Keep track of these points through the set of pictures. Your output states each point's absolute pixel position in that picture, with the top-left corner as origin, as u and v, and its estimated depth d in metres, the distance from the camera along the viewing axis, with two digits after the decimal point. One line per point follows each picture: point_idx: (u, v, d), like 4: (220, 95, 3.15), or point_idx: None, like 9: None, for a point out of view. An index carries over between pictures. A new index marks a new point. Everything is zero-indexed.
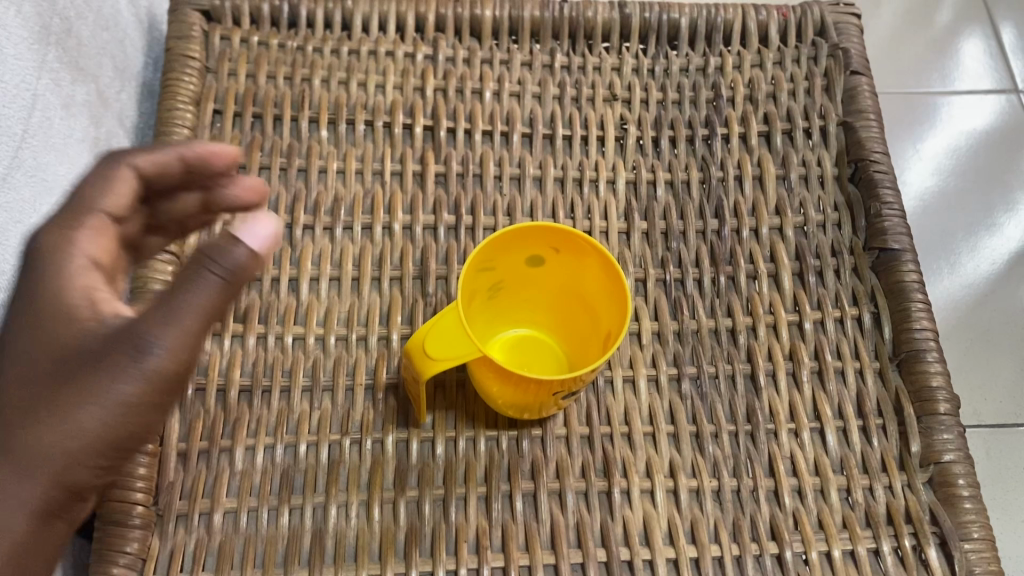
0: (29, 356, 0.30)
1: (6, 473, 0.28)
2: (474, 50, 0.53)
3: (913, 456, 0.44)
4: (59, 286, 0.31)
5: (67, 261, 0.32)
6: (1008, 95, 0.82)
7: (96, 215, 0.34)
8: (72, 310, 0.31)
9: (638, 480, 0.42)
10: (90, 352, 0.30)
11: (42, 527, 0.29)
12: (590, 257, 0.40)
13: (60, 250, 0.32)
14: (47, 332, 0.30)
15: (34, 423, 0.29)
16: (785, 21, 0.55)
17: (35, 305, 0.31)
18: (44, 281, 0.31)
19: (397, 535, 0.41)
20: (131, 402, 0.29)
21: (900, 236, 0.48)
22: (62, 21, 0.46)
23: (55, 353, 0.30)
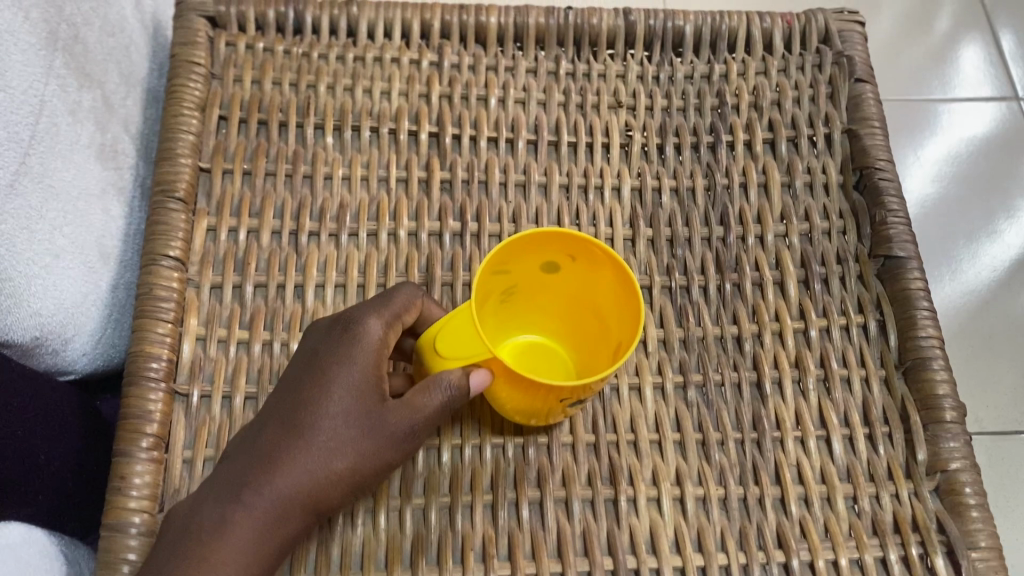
0: (307, 415, 0.37)
1: (260, 479, 0.36)
2: (479, 57, 0.53)
3: (920, 464, 0.44)
4: (348, 361, 0.38)
5: (358, 343, 0.38)
6: (1009, 102, 0.82)
7: (388, 316, 0.39)
8: (350, 387, 0.37)
9: (644, 488, 0.42)
10: (356, 416, 0.37)
11: (290, 546, 0.37)
12: (604, 265, 0.40)
13: (361, 331, 0.38)
14: (325, 399, 0.37)
15: (304, 469, 0.36)
16: (789, 29, 0.55)
17: (327, 371, 0.38)
18: (333, 358, 0.38)
19: (404, 543, 0.40)
20: (377, 472, 0.37)
21: (905, 243, 0.48)
22: (69, 27, 0.46)
23: (342, 415, 0.37)
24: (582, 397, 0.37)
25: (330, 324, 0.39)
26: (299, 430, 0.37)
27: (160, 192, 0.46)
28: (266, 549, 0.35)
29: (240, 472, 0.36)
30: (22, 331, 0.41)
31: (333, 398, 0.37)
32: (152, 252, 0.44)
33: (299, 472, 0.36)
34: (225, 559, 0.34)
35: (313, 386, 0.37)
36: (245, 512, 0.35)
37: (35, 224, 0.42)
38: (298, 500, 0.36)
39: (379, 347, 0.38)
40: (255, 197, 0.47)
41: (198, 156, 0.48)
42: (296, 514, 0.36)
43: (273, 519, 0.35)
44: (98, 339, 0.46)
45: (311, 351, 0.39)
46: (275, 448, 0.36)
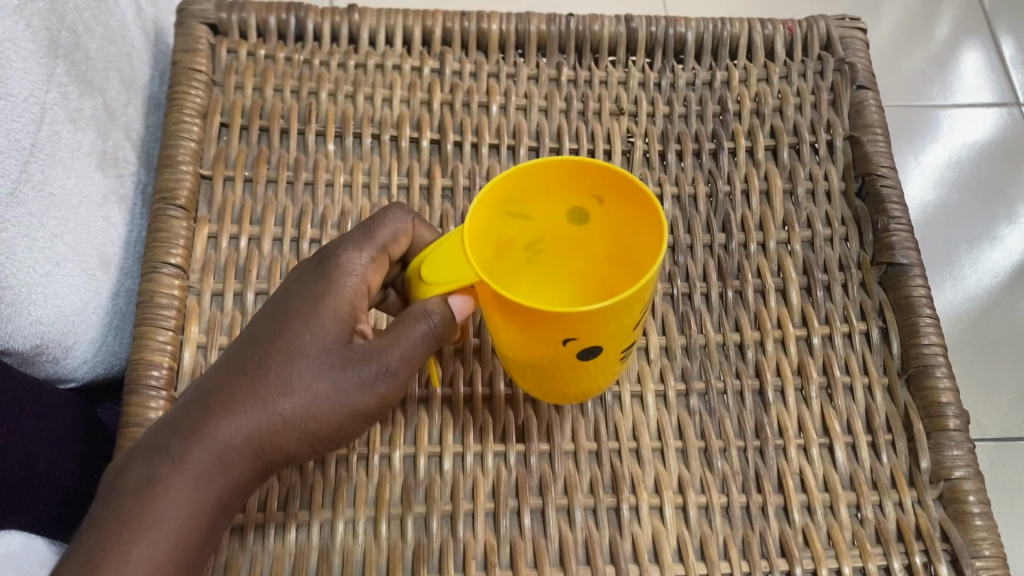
0: (269, 355, 0.37)
1: (215, 418, 0.35)
2: (481, 64, 0.53)
3: (923, 472, 0.44)
4: (318, 299, 0.37)
5: (334, 278, 0.38)
6: (1010, 108, 0.82)
7: (372, 252, 0.39)
8: (319, 324, 0.37)
9: (646, 496, 0.42)
10: (320, 355, 0.37)
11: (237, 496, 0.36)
12: (634, 204, 0.36)
13: (337, 266, 0.38)
14: (291, 337, 0.37)
15: (258, 411, 0.36)
16: (792, 36, 0.55)
17: (298, 309, 0.37)
18: (309, 296, 0.37)
19: (405, 552, 0.40)
20: (338, 416, 0.36)
21: (907, 250, 0.48)
22: (70, 34, 0.46)
23: (306, 352, 0.36)
24: (586, 340, 0.34)
25: (309, 262, 0.39)
26: (256, 372, 0.36)
27: (161, 199, 0.46)
28: (209, 497, 0.35)
29: (189, 415, 0.35)
30: (23, 339, 0.41)
31: (299, 335, 0.37)
32: (152, 259, 0.44)
33: (251, 415, 0.35)
34: (163, 506, 0.34)
35: (281, 324, 0.37)
36: (189, 457, 0.34)
37: (36, 232, 0.42)
38: (250, 444, 0.35)
39: (355, 284, 0.38)
40: (256, 204, 0.47)
41: (200, 163, 0.48)
42: (245, 459, 0.35)
43: (223, 459, 0.35)
44: (99, 346, 0.46)
45: (286, 288, 0.39)
46: (228, 390, 0.36)
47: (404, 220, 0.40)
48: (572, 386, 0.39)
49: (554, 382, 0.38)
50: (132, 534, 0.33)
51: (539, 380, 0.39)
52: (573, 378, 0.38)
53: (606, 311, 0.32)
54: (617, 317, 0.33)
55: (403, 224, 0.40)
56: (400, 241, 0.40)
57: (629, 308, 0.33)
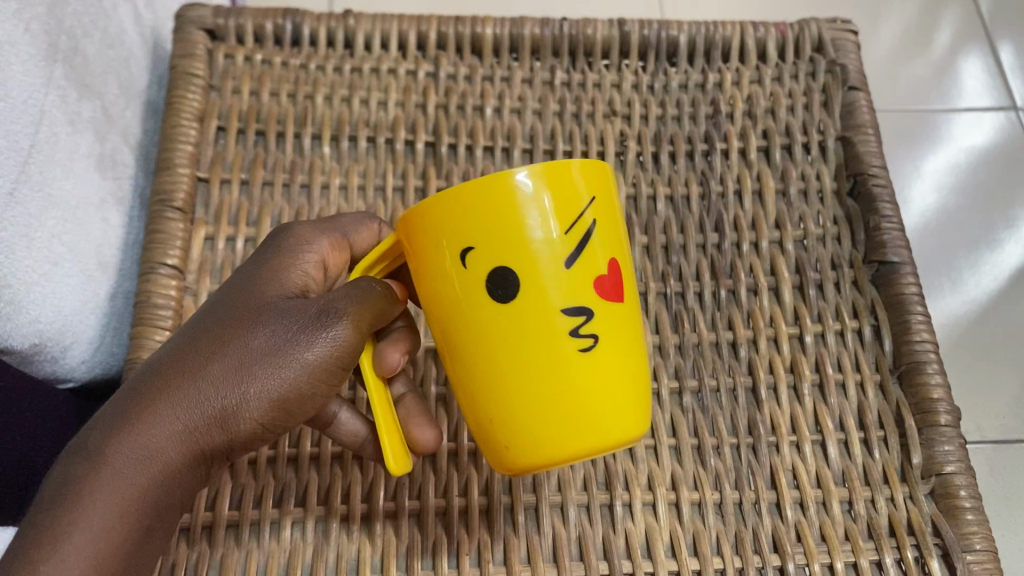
0: (212, 330, 0.34)
1: (152, 403, 0.32)
2: (475, 68, 0.54)
3: (915, 467, 0.44)
4: (276, 275, 0.36)
5: (291, 257, 0.37)
6: (1006, 112, 0.83)
7: (326, 237, 0.39)
8: (272, 293, 0.35)
9: (640, 493, 0.42)
10: (268, 324, 0.34)
11: (175, 488, 0.33)
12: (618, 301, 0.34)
13: (297, 248, 0.37)
14: (238, 310, 0.34)
15: (191, 391, 0.33)
16: (783, 38, 0.56)
17: (253, 283, 0.36)
18: (258, 274, 0.36)
19: (399, 548, 0.40)
20: (283, 383, 0.33)
21: (899, 249, 0.49)
22: (69, 38, 0.46)
23: (253, 317, 0.34)
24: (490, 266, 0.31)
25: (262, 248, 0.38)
26: (195, 349, 0.33)
27: (158, 202, 0.46)
28: (139, 490, 0.31)
29: (126, 403, 0.32)
30: (21, 338, 0.42)
31: (248, 304, 0.34)
32: (150, 260, 0.45)
33: (189, 396, 0.32)
34: (90, 504, 0.30)
35: (228, 301, 0.35)
36: (116, 448, 0.31)
37: (34, 232, 0.42)
38: (186, 428, 0.32)
39: (314, 266, 0.37)
40: (252, 206, 0.48)
41: (197, 165, 0.48)
42: (182, 446, 0.32)
43: (163, 445, 0.32)
44: (97, 346, 0.46)
45: (241, 270, 0.37)
46: (167, 374, 0.33)
47: (363, 223, 0.41)
48: (520, 406, 0.32)
49: (504, 387, 0.33)
50: (60, 531, 0.29)
51: (500, 410, 0.33)
52: (512, 372, 0.32)
53: (499, 197, 0.30)
54: (506, 232, 0.31)
55: (368, 227, 0.41)
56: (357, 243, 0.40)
57: (528, 191, 0.31)
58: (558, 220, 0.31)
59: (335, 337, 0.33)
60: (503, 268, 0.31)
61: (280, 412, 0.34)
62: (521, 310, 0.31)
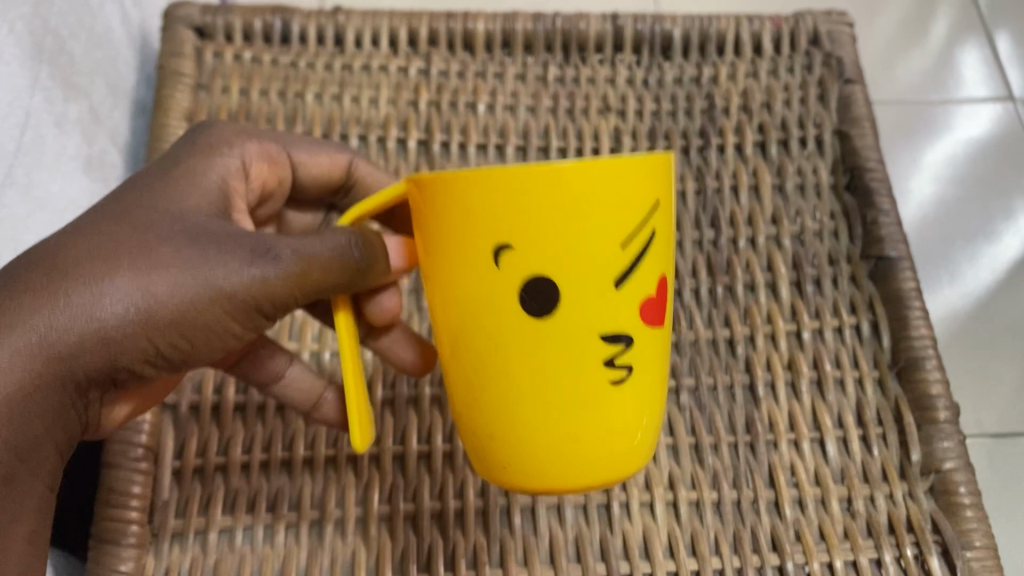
0: (68, 239, 0.30)
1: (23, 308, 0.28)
2: (467, 64, 0.53)
3: (914, 464, 0.44)
4: (156, 184, 0.33)
5: (187, 167, 0.35)
6: (1004, 104, 0.82)
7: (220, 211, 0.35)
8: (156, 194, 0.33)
9: (637, 492, 0.42)
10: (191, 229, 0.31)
11: (37, 427, 0.29)
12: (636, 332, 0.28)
13: (219, 146, 0.38)
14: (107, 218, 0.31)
15: (56, 297, 0.28)
16: (778, 31, 0.55)
17: (124, 201, 0.32)
18: (166, 169, 0.34)
19: (395, 553, 0.40)
20: (211, 309, 0.31)
21: (896, 243, 0.48)
22: (55, 39, 0.45)
23: (155, 217, 0.31)
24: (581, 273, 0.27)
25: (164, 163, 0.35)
26: (45, 254, 0.30)
27: None
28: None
29: None
30: None
31: (146, 209, 0.32)
32: None
33: (62, 306, 0.28)
34: None
35: (119, 206, 0.32)
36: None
37: (22, 236, 0.42)
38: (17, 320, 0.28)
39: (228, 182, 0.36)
40: None
41: None
42: (51, 374, 0.29)
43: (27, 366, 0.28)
44: None
45: (140, 178, 0.34)
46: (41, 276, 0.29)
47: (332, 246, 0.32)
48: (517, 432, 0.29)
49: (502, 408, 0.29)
50: None
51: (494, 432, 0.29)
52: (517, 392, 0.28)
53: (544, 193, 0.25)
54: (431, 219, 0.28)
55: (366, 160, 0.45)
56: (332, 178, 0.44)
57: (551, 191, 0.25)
58: (608, 235, 0.27)
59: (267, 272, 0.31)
60: (547, 274, 0.27)
61: (184, 336, 0.31)
62: (567, 313, 0.27)
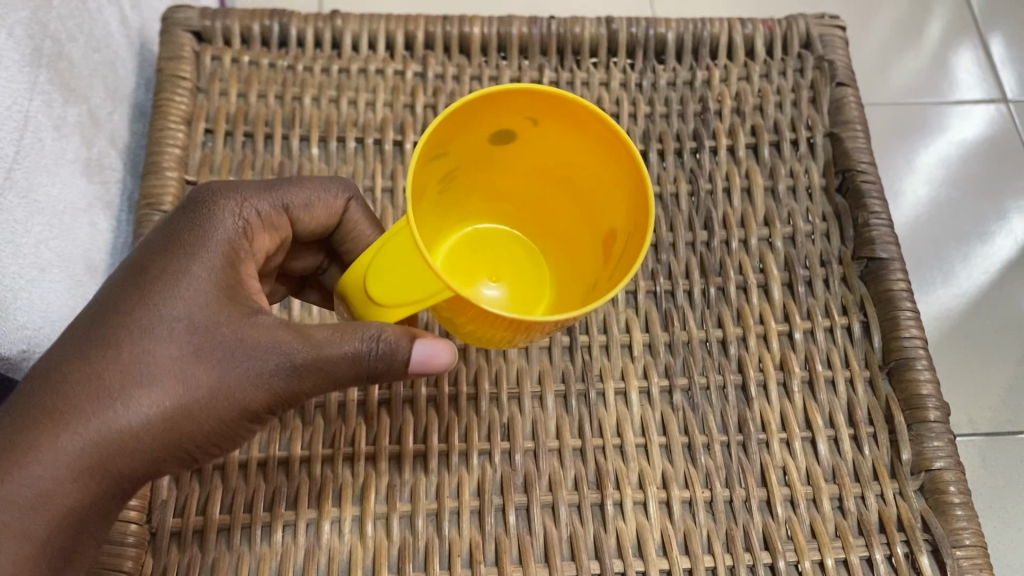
0: (91, 368, 0.32)
1: (79, 411, 0.32)
2: (463, 67, 0.54)
3: (904, 464, 0.45)
4: (156, 294, 0.34)
5: (178, 267, 0.34)
6: (997, 106, 0.83)
7: (239, 298, 0.35)
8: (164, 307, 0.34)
9: (630, 491, 0.42)
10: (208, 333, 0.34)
11: (85, 527, 0.32)
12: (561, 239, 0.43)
13: (219, 214, 0.37)
14: (121, 342, 0.33)
15: (100, 427, 0.32)
16: (771, 35, 0.56)
17: (135, 294, 0.34)
18: (174, 250, 0.35)
19: (391, 550, 0.41)
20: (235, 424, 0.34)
21: (887, 245, 0.49)
22: (54, 43, 0.46)
23: (179, 322, 0.33)
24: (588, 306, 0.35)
25: (156, 256, 0.35)
26: (72, 383, 0.32)
27: (146, 205, 0.47)
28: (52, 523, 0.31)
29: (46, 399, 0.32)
30: (10, 344, 0.41)
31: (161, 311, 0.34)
32: None
33: (112, 413, 0.32)
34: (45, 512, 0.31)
35: (136, 297, 0.34)
36: (12, 508, 0.30)
37: (21, 239, 0.42)
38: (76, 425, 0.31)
39: (227, 271, 0.35)
40: None
41: (185, 169, 0.48)
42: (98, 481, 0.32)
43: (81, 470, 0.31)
44: None
45: (140, 262, 0.35)
46: (86, 376, 0.32)
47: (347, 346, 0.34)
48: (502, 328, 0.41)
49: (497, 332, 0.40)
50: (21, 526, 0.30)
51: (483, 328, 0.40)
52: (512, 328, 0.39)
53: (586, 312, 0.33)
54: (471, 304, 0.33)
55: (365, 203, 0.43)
56: (323, 232, 0.42)
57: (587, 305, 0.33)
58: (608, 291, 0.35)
59: (291, 374, 0.34)
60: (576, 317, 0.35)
61: (210, 439, 0.34)
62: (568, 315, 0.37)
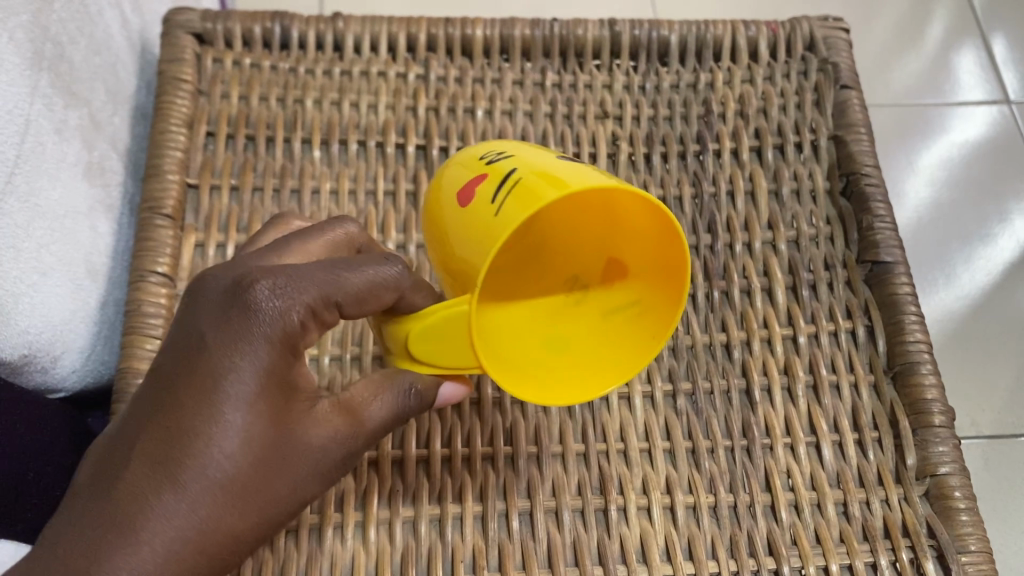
0: (147, 482, 0.28)
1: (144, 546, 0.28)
2: (466, 69, 0.53)
3: (909, 469, 0.44)
4: (211, 402, 0.29)
5: (232, 365, 0.29)
6: (1000, 107, 0.83)
7: (296, 388, 0.31)
8: (220, 414, 0.29)
9: (634, 497, 0.42)
10: (271, 438, 0.30)
11: None
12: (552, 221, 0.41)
13: (271, 297, 0.30)
14: (177, 452, 0.29)
15: (161, 549, 0.28)
16: (775, 37, 0.56)
17: (187, 399, 0.29)
18: (225, 344, 0.30)
19: (394, 556, 0.40)
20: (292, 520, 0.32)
21: (892, 248, 0.48)
22: (55, 46, 0.46)
23: (242, 431, 0.29)
24: (583, 345, 0.37)
25: (209, 342, 0.30)
26: (129, 507, 0.28)
27: (147, 209, 0.46)
28: None
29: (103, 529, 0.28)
30: (12, 349, 0.41)
31: (220, 420, 0.29)
32: (140, 269, 0.45)
33: (178, 543, 0.28)
34: None
35: (187, 402, 0.29)
36: None
37: (22, 243, 0.42)
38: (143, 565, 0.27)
39: (287, 368, 0.31)
40: (242, 211, 0.48)
41: (186, 172, 0.48)
42: None
43: None
44: (88, 354, 0.46)
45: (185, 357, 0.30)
46: (146, 505, 0.28)
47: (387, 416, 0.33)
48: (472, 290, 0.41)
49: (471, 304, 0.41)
50: None
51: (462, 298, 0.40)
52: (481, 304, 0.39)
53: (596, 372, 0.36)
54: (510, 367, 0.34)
55: (418, 281, 0.34)
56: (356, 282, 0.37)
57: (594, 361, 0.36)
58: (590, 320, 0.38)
59: (344, 458, 0.32)
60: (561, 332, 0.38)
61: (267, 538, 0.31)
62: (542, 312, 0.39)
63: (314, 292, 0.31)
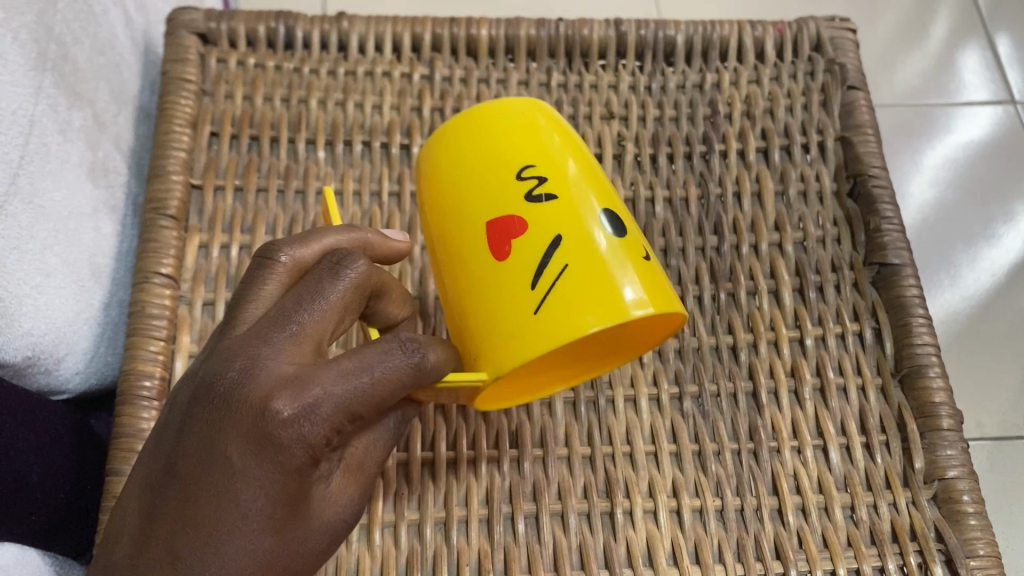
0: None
1: None
2: (471, 69, 0.53)
3: (917, 472, 0.44)
4: (236, 509, 0.27)
5: (258, 474, 0.27)
6: (1006, 107, 0.82)
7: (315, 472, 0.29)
8: (250, 535, 0.27)
9: (640, 500, 0.42)
10: (295, 528, 0.29)
11: None
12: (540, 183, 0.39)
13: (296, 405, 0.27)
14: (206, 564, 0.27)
15: None
16: (781, 37, 0.55)
17: (212, 506, 0.27)
18: (249, 451, 0.27)
19: (399, 559, 0.40)
20: None
21: (899, 250, 0.48)
22: (59, 46, 0.46)
23: (270, 531, 0.28)
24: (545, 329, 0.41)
25: (235, 460, 0.27)
26: None
27: (151, 209, 0.46)
28: None
29: None
30: (15, 351, 0.41)
31: (249, 524, 0.27)
32: (144, 269, 0.44)
33: None
34: None
35: (211, 509, 0.27)
36: None
37: (26, 244, 0.42)
38: None
39: (311, 473, 0.29)
40: (247, 212, 0.47)
41: (190, 172, 0.48)
42: None
43: None
44: (91, 356, 0.46)
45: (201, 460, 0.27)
46: None
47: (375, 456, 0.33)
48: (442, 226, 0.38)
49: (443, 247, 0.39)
50: None
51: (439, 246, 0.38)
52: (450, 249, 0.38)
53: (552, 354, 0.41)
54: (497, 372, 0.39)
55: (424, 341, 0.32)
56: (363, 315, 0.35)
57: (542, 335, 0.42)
58: None
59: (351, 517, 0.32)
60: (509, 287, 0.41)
61: None
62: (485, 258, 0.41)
63: (343, 410, 0.28)
